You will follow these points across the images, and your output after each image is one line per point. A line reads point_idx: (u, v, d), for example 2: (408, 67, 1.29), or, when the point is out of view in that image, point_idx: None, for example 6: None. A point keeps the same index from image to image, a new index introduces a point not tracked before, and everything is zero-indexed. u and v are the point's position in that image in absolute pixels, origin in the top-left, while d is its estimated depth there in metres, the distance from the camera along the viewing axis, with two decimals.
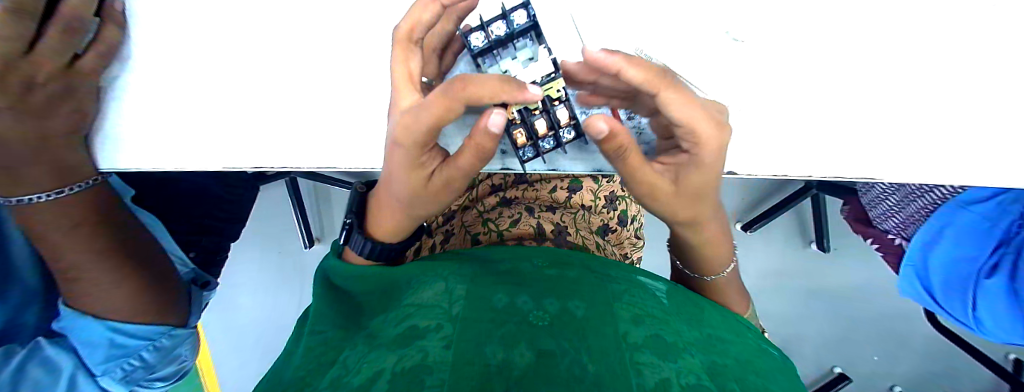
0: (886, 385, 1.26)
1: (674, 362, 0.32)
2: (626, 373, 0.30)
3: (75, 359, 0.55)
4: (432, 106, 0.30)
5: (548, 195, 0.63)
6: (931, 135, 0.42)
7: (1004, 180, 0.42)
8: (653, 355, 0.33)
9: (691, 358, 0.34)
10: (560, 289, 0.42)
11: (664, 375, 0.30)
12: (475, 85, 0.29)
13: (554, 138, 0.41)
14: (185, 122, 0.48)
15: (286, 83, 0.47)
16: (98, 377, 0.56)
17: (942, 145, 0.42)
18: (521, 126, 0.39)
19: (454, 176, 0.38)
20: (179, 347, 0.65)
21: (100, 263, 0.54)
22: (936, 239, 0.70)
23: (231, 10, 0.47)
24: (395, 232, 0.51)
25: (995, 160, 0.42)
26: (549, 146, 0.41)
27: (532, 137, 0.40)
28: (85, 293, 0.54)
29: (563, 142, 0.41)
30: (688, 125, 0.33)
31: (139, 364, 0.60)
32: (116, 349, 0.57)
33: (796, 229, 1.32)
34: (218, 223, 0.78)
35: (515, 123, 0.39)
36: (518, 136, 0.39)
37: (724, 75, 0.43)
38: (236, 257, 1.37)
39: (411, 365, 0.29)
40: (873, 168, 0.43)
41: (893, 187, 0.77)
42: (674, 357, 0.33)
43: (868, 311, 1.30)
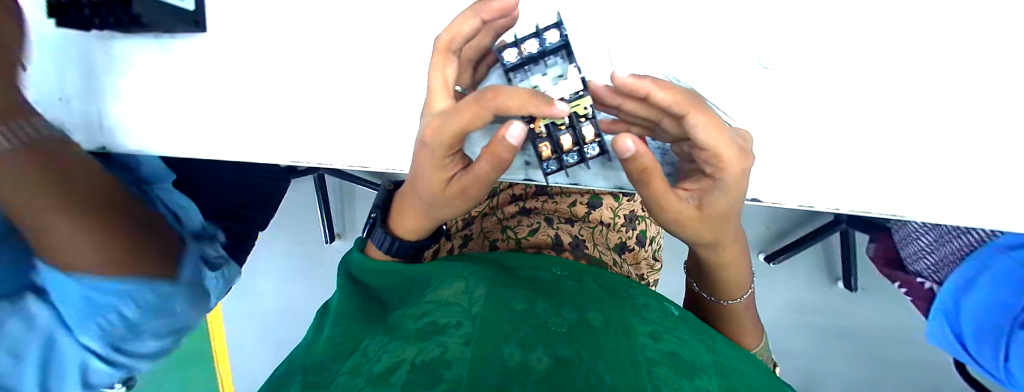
0: None
1: (690, 381, 0.32)
2: (642, 387, 0.30)
3: (53, 312, 0.49)
4: (464, 112, 0.32)
5: (568, 209, 0.64)
6: (960, 176, 0.41)
7: None
8: (668, 371, 0.33)
9: (707, 378, 0.34)
10: (577, 299, 0.42)
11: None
12: (505, 95, 0.31)
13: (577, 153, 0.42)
14: (229, 116, 0.52)
15: (319, 83, 0.49)
16: (77, 333, 0.51)
17: (972, 187, 0.41)
18: (546, 140, 0.40)
19: (475, 182, 0.39)
20: (177, 318, 0.61)
21: (58, 202, 0.44)
22: (969, 285, 0.67)
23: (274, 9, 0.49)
24: (416, 231, 0.52)
25: None
26: (573, 160, 0.42)
27: (557, 151, 0.41)
28: (44, 241, 0.45)
29: (586, 158, 0.42)
30: (711, 148, 0.34)
31: (121, 321, 0.53)
32: (93, 305, 0.50)
33: (822, 264, 1.27)
34: (249, 212, 0.81)
35: (541, 136, 0.40)
36: (542, 149, 0.40)
37: (750, 102, 0.43)
38: (261, 246, 1.42)
39: (431, 359, 0.30)
40: (897, 205, 0.43)
41: (926, 226, 0.75)
42: (691, 376, 0.33)
43: (894, 355, 1.23)
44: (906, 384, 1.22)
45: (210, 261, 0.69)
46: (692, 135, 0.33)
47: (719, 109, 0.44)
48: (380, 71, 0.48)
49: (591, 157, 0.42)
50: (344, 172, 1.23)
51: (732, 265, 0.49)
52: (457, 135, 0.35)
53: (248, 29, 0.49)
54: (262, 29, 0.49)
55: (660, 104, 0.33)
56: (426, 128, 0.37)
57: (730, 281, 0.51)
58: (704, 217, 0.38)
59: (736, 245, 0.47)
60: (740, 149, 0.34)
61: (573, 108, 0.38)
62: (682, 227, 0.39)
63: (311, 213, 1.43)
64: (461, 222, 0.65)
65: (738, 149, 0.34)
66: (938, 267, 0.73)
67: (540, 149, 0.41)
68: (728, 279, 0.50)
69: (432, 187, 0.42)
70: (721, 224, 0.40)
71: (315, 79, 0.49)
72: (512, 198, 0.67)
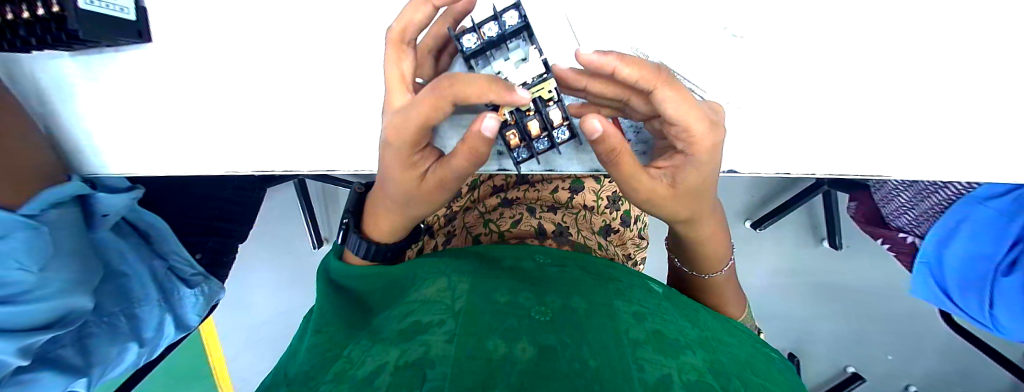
0: (902, 385, 1.25)
1: (675, 358, 0.32)
2: (627, 368, 0.29)
3: None
4: (423, 103, 0.31)
5: (550, 195, 0.63)
6: (933, 131, 0.41)
7: (1003, 174, 0.42)
8: (653, 351, 0.32)
9: (693, 354, 0.33)
10: (561, 286, 0.42)
11: (666, 371, 0.29)
12: (464, 83, 0.29)
13: (548, 139, 0.41)
14: (189, 129, 0.49)
15: (278, 87, 0.47)
16: None
17: (944, 141, 0.42)
18: (514, 128, 0.39)
19: (446, 177, 0.38)
20: (5, 276, 0.45)
21: None
22: (950, 236, 0.65)
23: (217, 12, 0.45)
24: (394, 233, 0.51)
25: (994, 154, 0.41)
26: (545, 146, 0.41)
27: (526, 139, 0.40)
28: None
29: (557, 143, 0.41)
30: (682, 121, 0.32)
31: None
32: None
33: (807, 226, 1.28)
34: (223, 226, 0.79)
35: (508, 124, 0.39)
36: (511, 138, 0.39)
37: (722, 72, 0.43)
38: (246, 259, 1.40)
39: (413, 359, 0.29)
40: (870, 165, 0.43)
41: (903, 184, 0.71)
42: (676, 353, 0.33)
43: (881, 309, 1.26)
44: (892, 335, 1.26)
45: (185, 277, 0.69)
46: (662, 111, 0.32)
47: (690, 83, 0.43)
48: (337, 71, 0.46)
49: (559, 143, 0.41)
50: (323, 175, 1.21)
51: (710, 240, 0.48)
52: (419, 129, 0.33)
53: (191, 35, 0.46)
54: (208, 33, 0.46)
55: (627, 80, 0.31)
56: (388, 125, 0.35)
57: (713, 254, 0.51)
58: (677, 193, 0.37)
59: (717, 220, 0.47)
60: (708, 121, 0.33)
61: (537, 94, 0.37)
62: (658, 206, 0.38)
63: (294, 219, 1.39)
64: (444, 218, 0.63)
65: (707, 123, 0.33)
66: (918, 222, 0.73)
67: (508, 138, 0.39)
68: (706, 251, 0.50)
69: (402, 186, 0.40)
70: (696, 198, 0.39)
71: (270, 83, 0.47)
72: (493, 190, 0.65)
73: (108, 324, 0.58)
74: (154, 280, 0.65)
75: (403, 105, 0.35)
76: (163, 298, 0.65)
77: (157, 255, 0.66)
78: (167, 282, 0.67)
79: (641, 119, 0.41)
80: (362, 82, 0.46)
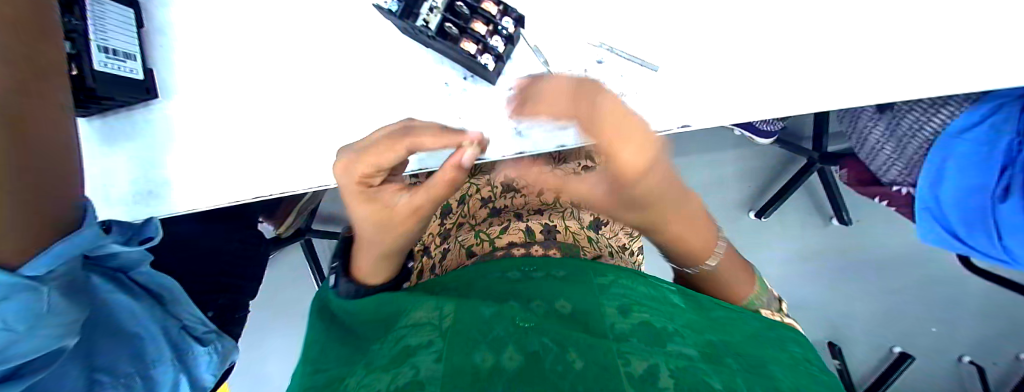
0: (956, 356, 1.20)
1: (663, 347, 0.33)
2: (613, 365, 0.30)
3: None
4: (381, 152, 0.41)
5: (537, 198, 0.65)
6: (872, 61, 0.45)
7: (949, 89, 0.45)
8: (641, 342, 0.33)
9: (680, 340, 0.34)
10: (547, 291, 0.42)
11: (653, 361, 0.30)
12: (423, 136, 0.41)
13: (491, 54, 0.44)
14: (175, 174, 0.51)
15: (270, 123, 0.50)
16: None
17: (887, 68, 0.45)
18: (467, 40, 0.44)
19: (387, 219, 0.44)
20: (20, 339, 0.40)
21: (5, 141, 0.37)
22: (939, 177, 0.65)
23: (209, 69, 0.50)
24: (379, 271, 0.52)
25: (934, 73, 0.45)
26: (501, 43, 0.45)
27: (481, 40, 0.44)
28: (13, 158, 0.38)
29: (498, 54, 0.44)
30: (611, 150, 0.35)
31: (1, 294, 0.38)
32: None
33: (812, 206, 1.27)
34: (234, 280, 0.75)
35: (462, 42, 0.44)
36: (468, 47, 0.44)
37: (669, 45, 0.47)
38: (261, 328, 1.39)
39: (405, 384, 0.29)
40: (830, 102, 0.46)
41: (886, 135, 0.70)
42: (664, 342, 0.33)
43: (909, 280, 1.23)
44: (929, 302, 1.22)
45: (198, 336, 0.65)
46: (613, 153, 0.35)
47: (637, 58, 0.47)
48: (330, 108, 0.50)
49: (489, 71, 0.45)
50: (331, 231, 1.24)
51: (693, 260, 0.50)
52: (368, 172, 0.42)
53: (186, 89, 0.50)
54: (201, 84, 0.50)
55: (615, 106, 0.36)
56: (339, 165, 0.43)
57: (704, 239, 0.48)
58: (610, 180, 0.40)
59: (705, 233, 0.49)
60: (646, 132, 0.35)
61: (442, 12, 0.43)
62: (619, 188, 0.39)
63: (302, 282, 1.40)
64: (438, 236, 0.64)
65: (624, 148, 0.34)
66: (910, 169, 0.71)
67: (469, 51, 0.44)
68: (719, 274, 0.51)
69: (383, 237, 0.46)
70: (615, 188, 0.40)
71: (268, 129, 0.50)
72: (482, 201, 0.67)
73: (125, 386, 0.57)
74: (168, 339, 0.62)
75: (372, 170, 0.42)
76: (177, 358, 0.62)
77: (170, 315, 0.63)
78: (181, 340, 0.63)
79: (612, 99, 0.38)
80: (352, 115, 0.50)
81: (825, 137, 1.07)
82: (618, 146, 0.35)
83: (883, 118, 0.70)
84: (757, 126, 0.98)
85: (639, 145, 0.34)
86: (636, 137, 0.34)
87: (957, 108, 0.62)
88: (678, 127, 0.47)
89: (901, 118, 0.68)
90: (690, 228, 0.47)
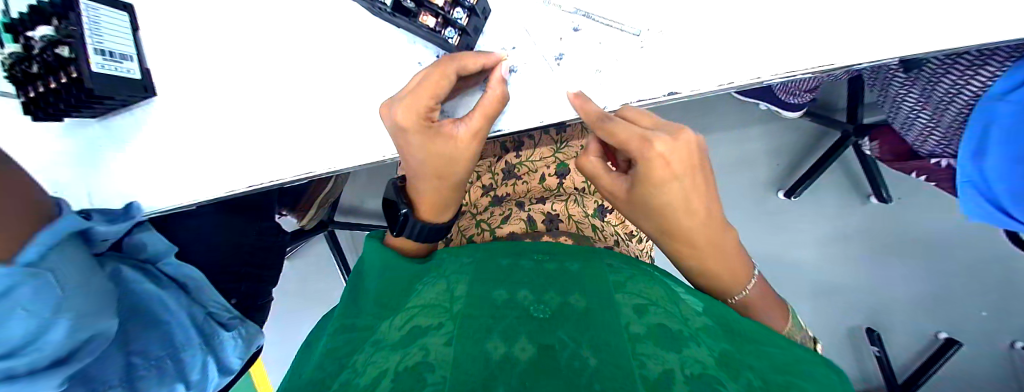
0: (1005, 342, 1.09)
1: (679, 351, 0.31)
2: (628, 365, 0.29)
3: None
4: (433, 76, 0.42)
5: (538, 185, 0.64)
6: (903, 7, 0.38)
7: (1009, 36, 0.37)
8: (656, 345, 0.32)
9: (698, 346, 0.32)
10: (561, 281, 0.41)
11: (668, 366, 0.29)
12: (468, 58, 0.44)
13: (455, 28, 0.46)
14: (194, 169, 0.55)
15: (267, 116, 0.53)
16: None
17: (923, 13, 0.38)
18: (427, 13, 0.44)
19: (450, 150, 0.47)
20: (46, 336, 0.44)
21: None
22: (985, 145, 0.58)
23: (207, 68, 0.53)
24: (441, 208, 0.54)
25: (993, 13, 0.37)
26: (462, 15, 0.45)
27: (442, 13, 0.44)
28: None
29: (461, 27, 0.45)
30: (642, 149, 0.39)
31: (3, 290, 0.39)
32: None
33: (848, 184, 1.18)
34: (254, 270, 0.80)
35: (423, 16, 0.44)
36: (428, 20, 0.44)
37: (654, 13, 0.43)
38: (294, 314, 1.47)
39: (415, 363, 0.31)
40: (851, 60, 0.40)
41: (919, 102, 0.66)
42: (680, 345, 0.32)
43: (959, 259, 1.13)
44: (978, 283, 1.12)
45: (223, 321, 0.69)
46: (646, 153, 0.39)
47: (617, 26, 0.44)
48: (317, 100, 0.51)
49: (454, 47, 0.47)
50: (351, 223, 1.27)
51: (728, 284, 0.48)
52: (430, 104, 0.43)
53: (190, 88, 0.54)
54: (202, 82, 0.53)
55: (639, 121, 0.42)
56: (400, 106, 0.44)
57: (734, 271, 0.47)
58: (632, 198, 0.44)
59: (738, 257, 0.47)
60: (684, 142, 0.39)
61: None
62: (644, 207, 0.43)
63: (329, 270, 1.46)
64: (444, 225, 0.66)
65: (659, 145, 0.39)
66: (947, 142, 0.66)
67: (428, 23, 0.44)
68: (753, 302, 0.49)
69: (444, 156, 0.47)
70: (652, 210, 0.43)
71: (272, 122, 0.53)
72: (483, 190, 0.65)
73: (157, 367, 0.61)
74: (196, 327, 0.66)
75: (427, 97, 0.43)
76: (205, 342, 0.66)
77: (197, 304, 0.68)
78: (206, 326, 0.67)
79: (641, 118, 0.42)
80: (339, 105, 0.51)
81: (860, 109, 0.98)
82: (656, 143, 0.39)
83: (917, 84, 0.65)
84: (783, 100, 0.91)
85: (673, 141, 0.39)
86: (669, 137, 0.39)
87: (999, 67, 0.55)
88: (688, 91, 0.43)
89: (935, 84, 0.62)
90: (718, 259, 0.46)
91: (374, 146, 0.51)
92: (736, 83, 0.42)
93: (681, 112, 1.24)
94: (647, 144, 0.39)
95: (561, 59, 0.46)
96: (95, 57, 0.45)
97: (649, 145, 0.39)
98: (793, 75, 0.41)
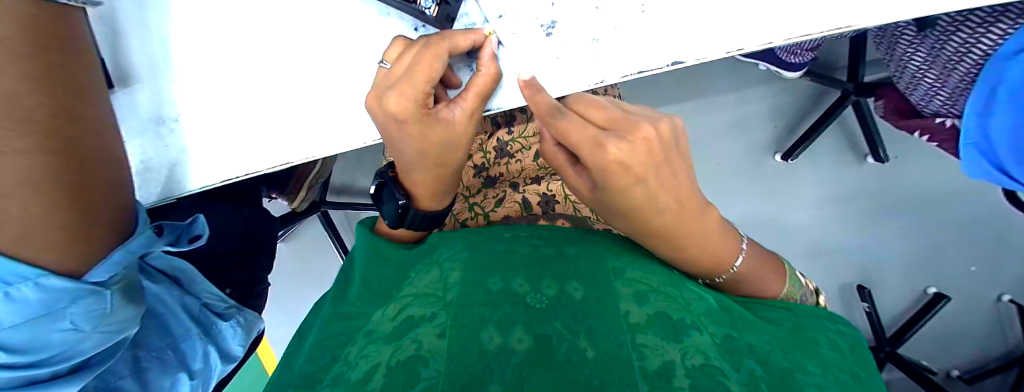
0: (994, 295, 1.14)
1: (679, 340, 0.30)
2: (627, 358, 0.28)
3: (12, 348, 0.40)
4: (427, 59, 0.40)
5: (533, 163, 0.62)
6: None
7: None
8: (656, 335, 0.31)
9: (700, 334, 0.31)
10: (557, 269, 0.40)
11: (669, 358, 0.28)
12: (458, 37, 0.41)
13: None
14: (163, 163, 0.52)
15: (244, 100, 0.50)
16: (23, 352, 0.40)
17: None
18: None
19: (450, 135, 0.45)
20: (45, 337, 0.41)
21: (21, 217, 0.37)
22: (991, 107, 0.56)
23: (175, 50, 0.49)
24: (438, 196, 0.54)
25: None
26: None
27: None
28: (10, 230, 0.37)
29: None
30: (598, 158, 0.35)
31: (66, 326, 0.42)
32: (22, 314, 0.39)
33: (845, 144, 1.17)
34: (247, 258, 0.80)
35: None
36: None
37: None
38: (294, 294, 1.48)
39: (407, 358, 0.29)
40: (863, 24, 0.37)
41: (928, 60, 0.63)
42: (679, 334, 0.31)
43: (954, 215, 1.14)
44: (971, 239, 1.14)
45: (219, 312, 0.69)
46: (606, 163, 0.35)
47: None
48: (296, 80, 0.48)
49: (432, 19, 0.44)
50: (344, 204, 1.26)
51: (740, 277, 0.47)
52: (426, 88, 0.41)
53: (157, 72, 0.50)
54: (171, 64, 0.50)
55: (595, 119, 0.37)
56: (393, 94, 0.41)
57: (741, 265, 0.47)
58: (597, 199, 0.40)
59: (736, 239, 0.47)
60: (643, 141, 0.35)
61: None
62: (611, 209, 0.40)
63: (326, 251, 1.46)
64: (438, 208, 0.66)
65: (614, 154, 0.34)
66: (954, 101, 0.64)
67: None
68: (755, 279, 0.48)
69: (443, 137, 0.45)
70: (624, 215, 0.39)
71: (249, 107, 0.50)
72: (475, 170, 0.63)
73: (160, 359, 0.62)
74: (191, 316, 0.65)
75: (423, 81, 0.40)
76: (201, 330, 0.66)
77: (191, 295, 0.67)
78: (204, 317, 0.67)
79: (597, 115, 0.37)
80: (320, 84, 0.48)
81: (862, 66, 0.95)
82: (608, 153, 0.34)
83: (925, 42, 0.62)
84: (784, 59, 0.88)
85: (632, 141, 0.34)
86: (629, 139, 0.34)
87: (1011, 25, 0.52)
88: (693, 59, 0.40)
89: (943, 43, 0.59)
90: (703, 243, 0.43)
91: (355, 132, 0.49)
92: (745, 50, 0.39)
93: (677, 75, 1.20)
94: (600, 152, 0.34)
95: (553, 27, 0.43)
96: None
97: (605, 153, 0.34)
98: (804, 39, 0.38)
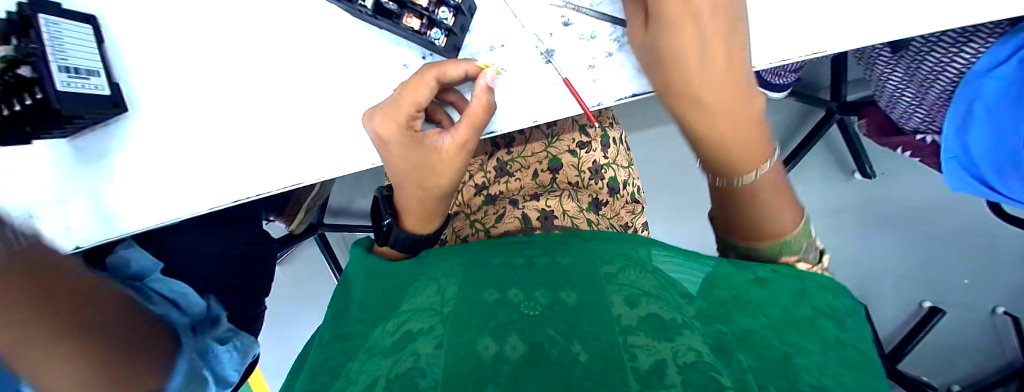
0: (989, 308, 1.13)
1: (670, 339, 0.30)
2: (619, 359, 0.29)
3: None
4: (411, 85, 0.42)
5: (532, 181, 0.63)
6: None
7: (993, 17, 0.37)
8: (647, 335, 0.31)
9: (689, 333, 0.31)
10: (551, 278, 0.41)
11: (660, 356, 0.28)
12: (448, 65, 0.42)
13: (440, 29, 0.44)
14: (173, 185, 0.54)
15: (252, 125, 0.51)
16: None
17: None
18: (410, 14, 0.43)
19: (437, 161, 0.46)
20: None
21: None
22: (966, 123, 0.59)
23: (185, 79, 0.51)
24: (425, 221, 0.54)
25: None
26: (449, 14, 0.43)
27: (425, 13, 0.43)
28: None
29: (448, 28, 0.44)
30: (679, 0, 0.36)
31: None
32: None
33: (833, 161, 1.20)
34: (247, 281, 0.80)
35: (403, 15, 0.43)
36: (410, 21, 0.44)
37: None
38: (289, 319, 1.45)
39: (405, 369, 0.30)
40: (836, 49, 0.40)
41: (905, 79, 0.66)
42: (673, 334, 0.31)
43: (943, 229, 1.16)
44: (962, 251, 1.16)
45: (218, 335, 0.68)
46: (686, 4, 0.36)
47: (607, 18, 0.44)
48: (303, 106, 0.50)
49: (441, 49, 0.45)
50: (342, 226, 1.26)
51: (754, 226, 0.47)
52: (410, 112, 0.43)
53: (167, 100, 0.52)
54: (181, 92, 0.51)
55: None
56: (378, 116, 0.44)
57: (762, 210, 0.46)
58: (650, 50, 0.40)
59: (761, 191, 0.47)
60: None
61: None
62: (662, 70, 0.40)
63: (322, 274, 1.45)
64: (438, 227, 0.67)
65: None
66: (932, 117, 0.66)
67: (410, 25, 0.44)
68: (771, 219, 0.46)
69: (431, 160, 0.46)
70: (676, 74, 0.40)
71: (256, 131, 0.51)
72: (476, 188, 0.65)
73: None
74: None
75: (408, 106, 0.43)
76: None
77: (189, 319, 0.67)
78: None
79: None
80: (326, 110, 0.50)
81: (844, 87, 0.99)
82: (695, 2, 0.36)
83: (901, 63, 0.65)
84: (769, 81, 0.92)
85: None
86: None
87: (983, 44, 0.56)
88: None
89: (919, 63, 0.63)
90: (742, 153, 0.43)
91: (360, 154, 0.51)
92: None
93: None
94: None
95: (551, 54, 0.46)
96: (59, 75, 0.42)
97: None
98: (783, 63, 0.41)
